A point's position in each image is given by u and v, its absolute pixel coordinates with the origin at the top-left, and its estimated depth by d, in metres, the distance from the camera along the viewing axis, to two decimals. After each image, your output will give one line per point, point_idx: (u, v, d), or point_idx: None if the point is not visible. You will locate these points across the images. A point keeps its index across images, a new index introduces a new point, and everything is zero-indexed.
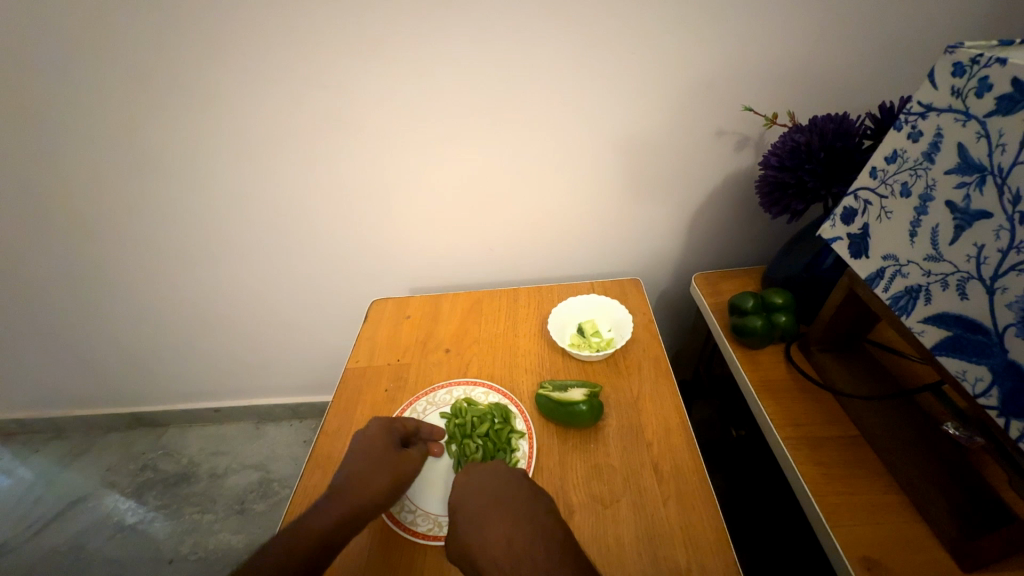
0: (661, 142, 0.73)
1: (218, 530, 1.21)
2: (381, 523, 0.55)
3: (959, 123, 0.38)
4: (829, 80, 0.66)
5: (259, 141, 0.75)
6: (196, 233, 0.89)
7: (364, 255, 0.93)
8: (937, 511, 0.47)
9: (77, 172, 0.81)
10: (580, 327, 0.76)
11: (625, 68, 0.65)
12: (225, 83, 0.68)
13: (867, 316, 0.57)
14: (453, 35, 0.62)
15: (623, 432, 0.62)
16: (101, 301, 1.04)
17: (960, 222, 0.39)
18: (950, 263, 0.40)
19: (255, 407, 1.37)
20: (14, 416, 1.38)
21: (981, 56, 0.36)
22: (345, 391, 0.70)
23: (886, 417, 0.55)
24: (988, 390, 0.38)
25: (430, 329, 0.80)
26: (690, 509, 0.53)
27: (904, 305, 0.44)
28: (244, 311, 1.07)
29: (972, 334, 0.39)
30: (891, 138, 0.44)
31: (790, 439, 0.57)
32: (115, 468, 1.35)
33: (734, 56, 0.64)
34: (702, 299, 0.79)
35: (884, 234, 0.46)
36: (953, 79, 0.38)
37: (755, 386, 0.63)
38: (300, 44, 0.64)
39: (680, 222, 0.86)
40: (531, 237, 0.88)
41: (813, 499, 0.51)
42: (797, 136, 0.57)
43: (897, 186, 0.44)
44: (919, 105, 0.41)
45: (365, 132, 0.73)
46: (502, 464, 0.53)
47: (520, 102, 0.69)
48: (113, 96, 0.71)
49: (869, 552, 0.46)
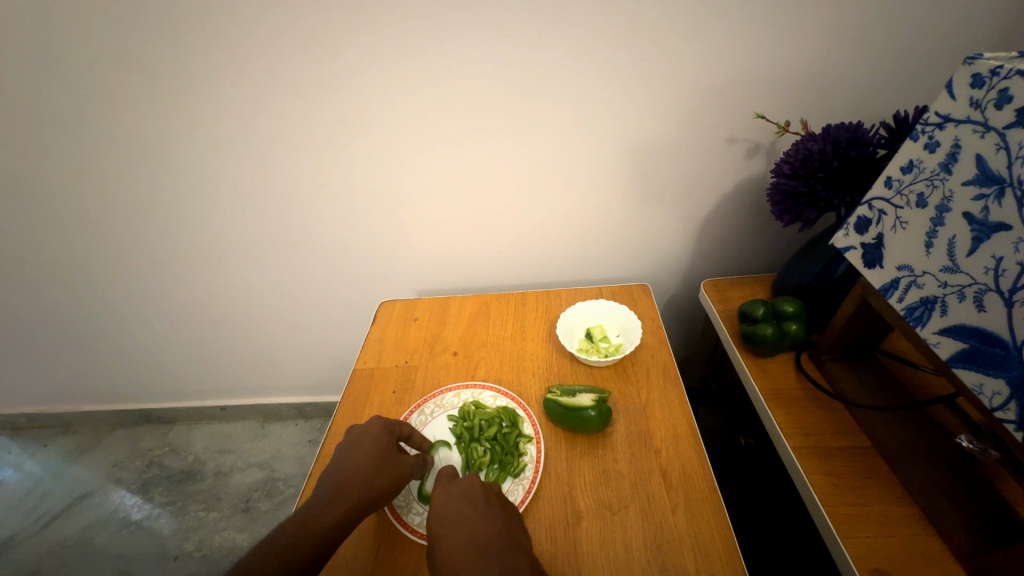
0: (672, 147, 0.73)
1: (222, 527, 1.22)
2: (386, 528, 0.54)
3: (978, 135, 0.38)
4: (843, 88, 0.66)
5: (271, 142, 0.75)
6: (206, 232, 0.90)
7: (373, 257, 0.94)
8: (951, 525, 0.47)
9: (91, 172, 0.82)
10: (588, 332, 0.75)
11: (636, 74, 0.66)
12: (239, 85, 0.69)
13: (879, 327, 0.57)
14: (465, 41, 0.63)
15: (631, 439, 0.61)
16: (111, 298, 1.05)
17: (978, 234, 0.39)
18: (967, 274, 0.40)
19: (260, 406, 1.38)
20: (22, 411, 1.39)
21: (1001, 67, 0.36)
22: (352, 392, 0.71)
23: (898, 428, 0.55)
24: (1005, 403, 0.38)
25: (439, 331, 0.80)
26: (700, 519, 0.53)
27: (919, 316, 0.44)
28: (253, 311, 1.07)
29: (989, 346, 0.39)
30: (907, 148, 0.44)
31: (799, 449, 0.56)
32: (121, 464, 1.36)
33: (747, 63, 0.64)
34: (711, 306, 0.78)
35: (899, 245, 0.45)
36: (972, 90, 0.38)
37: (765, 394, 0.63)
38: (314, 48, 0.65)
39: (689, 228, 0.85)
40: (539, 241, 0.89)
41: (823, 509, 0.51)
42: (810, 144, 0.57)
43: (913, 197, 0.44)
44: (936, 115, 0.41)
45: (376, 136, 0.73)
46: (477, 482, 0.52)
47: (530, 107, 0.69)
48: (128, 96, 0.71)
49: (881, 564, 0.46)
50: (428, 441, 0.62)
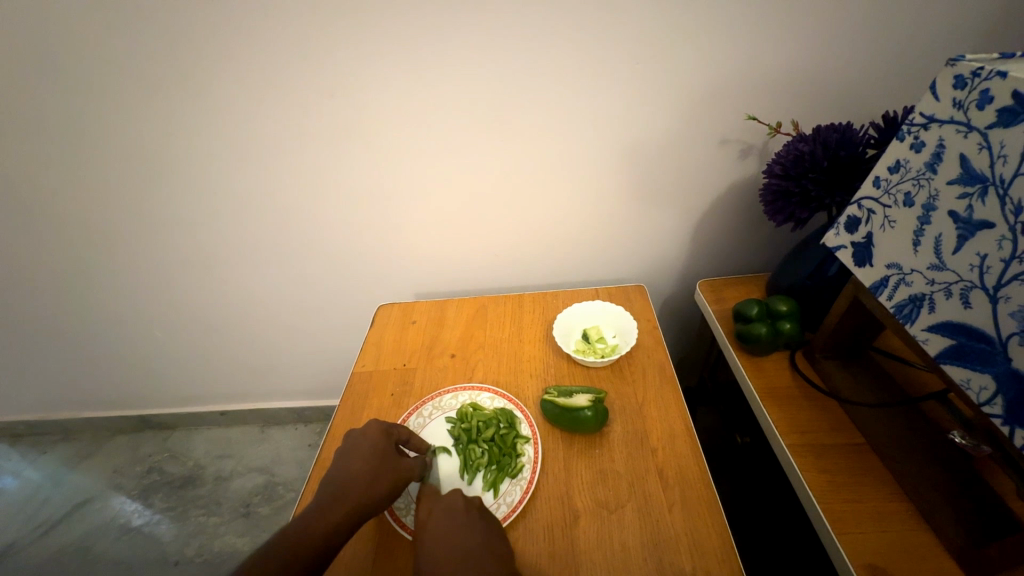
0: (665, 149, 0.74)
1: (222, 532, 1.22)
2: (386, 531, 0.55)
3: (961, 135, 0.39)
4: (834, 89, 0.67)
5: (268, 148, 0.76)
6: (205, 237, 0.91)
7: (371, 261, 0.94)
8: (944, 520, 0.47)
9: (90, 179, 0.82)
10: (585, 333, 0.76)
11: (629, 79, 0.66)
12: (237, 92, 0.70)
13: (871, 324, 0.57)
14: (459, 46, 0.64)
15: (628, 439, 0.62)
16: (110, 304, 1.05)
17: (963, 232, 0.39)
18: (953, 272, 0.40)
19: (260, 410, 1.38)
20: (22, 418, 1.39)
21: (982, 69, 0.36)
22: (351, 395, 0.71)
23: (892, 425, 0.55)
24: (992, 399, 0.38)
25: (437, 334, 0.81)
26: (697, 518, 0.53)
27: (908, 313, 0.44)
28: (251, 315, 1.08)
29: (976, 342, 0.39)
30: (893, 148, 0.44)
31: (795, 446, 0.57)
32: (121, 470, 1.36)
33: (738, 65, 0.65)
34: (706, 305, 0.79)
35: (887, 244, 0.46)
36: (954, 91, 0.39)
37: (760, 392, 0.63)
38: (310, 55, 0.65)
39: (684, 229, 0.86)
40: (536, 243, 0.89)
41: (818, 506, 0.51)
42: (801, 145, 0.58)
43: (901, 196, 0.44)
44: (921, 116, 0.42)
45: (373, 141, 0.74)
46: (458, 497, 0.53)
47: (525, 110, 0.70)
48: (127, 104, 0.72)
49: (875, 560, 0.46)
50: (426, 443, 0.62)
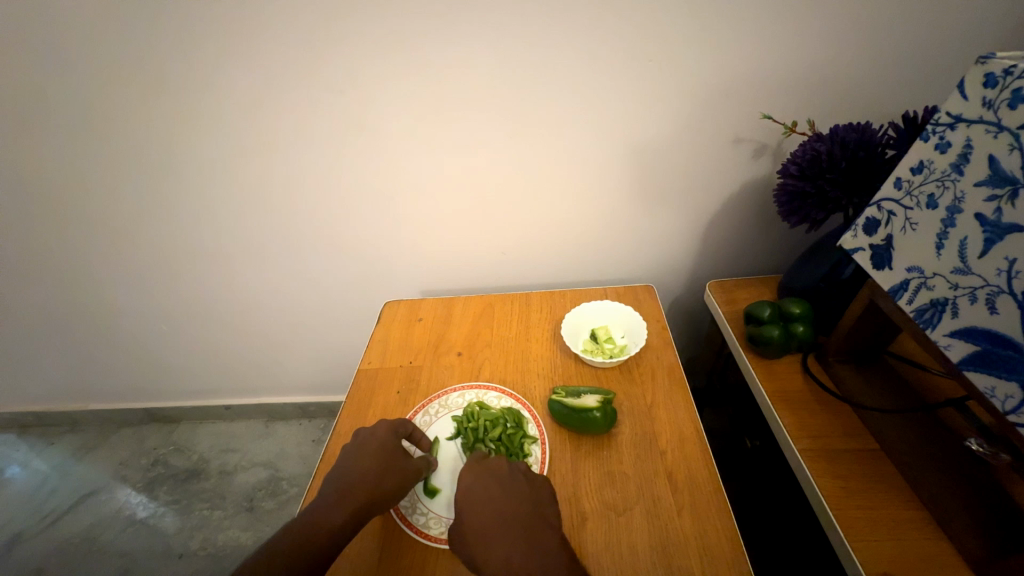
0: (677, 148, 0.73)
1: (227, 526, 1.22)
2: (393, 529, 0.54)
3: (991, 136, 0.38)
4: (852, 86, 0.65)
5: (275, 142, 0.75)
6: (211, 231, 0.90)
7: (377, 257, 0.94)
8: (961, 528, 0.46)
9: (97, 172, 0.82)
10: (593, 333, 0.75)
11: (642, 75, 0.65)
12: (244, 84, 0.69)
13: (887, 328, 0.56)
14: (470, 41, 0.63)
15: (636, 441, 0.61)
16: (116, 297, 1.05)
17: (990, 236, 0.38)
18: (980, 276, 0.39)
19: (265, 405, 1.38)
20: (28, 410, 1.40)
21: (1015, 67, 0.35)
22: (356, 392, 0.71)
23: (907, 431, 0.54)
24: (1018, 407, 0.37)
25: (444, 331, 0.80)
26: (706, 521, 0.52)
27: (929, 318, 0.43)
28: (258, 311, 1.08)
29: (1002, 349, 0.38)
30: (918, 148, 0.43)
31: (807, 451, 0.56)
32: (127, 463, 1.37)
33: (755, 62, 0.64)
34: (717, 307, 0.78)
35: (908, 246, 0.45)
36: (984, 90, 0.38)
37: (772, 396, 0.62)
38: (318, 49, 0.65)
39: (695, 229, 0.85)
40: (544, 241, 0.88)
41: (831, 512, 0.50)
42: (818, 145, 0.57)
43: (923, 198, 0.43)
44: (948, 115, 0.41)
45: (381, 137, 0.73)
46: (505, 463, 0.52)
47: (536, 107, 0.69)
48: (132, 95, 0.71)
49: (890, 569, 0.46)
50: (429, 443, 0.61)
